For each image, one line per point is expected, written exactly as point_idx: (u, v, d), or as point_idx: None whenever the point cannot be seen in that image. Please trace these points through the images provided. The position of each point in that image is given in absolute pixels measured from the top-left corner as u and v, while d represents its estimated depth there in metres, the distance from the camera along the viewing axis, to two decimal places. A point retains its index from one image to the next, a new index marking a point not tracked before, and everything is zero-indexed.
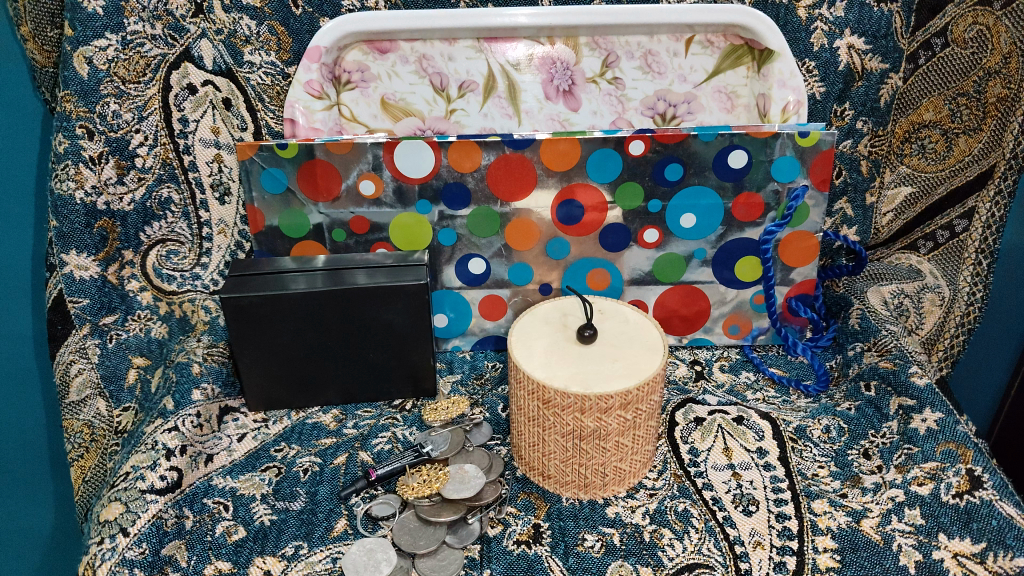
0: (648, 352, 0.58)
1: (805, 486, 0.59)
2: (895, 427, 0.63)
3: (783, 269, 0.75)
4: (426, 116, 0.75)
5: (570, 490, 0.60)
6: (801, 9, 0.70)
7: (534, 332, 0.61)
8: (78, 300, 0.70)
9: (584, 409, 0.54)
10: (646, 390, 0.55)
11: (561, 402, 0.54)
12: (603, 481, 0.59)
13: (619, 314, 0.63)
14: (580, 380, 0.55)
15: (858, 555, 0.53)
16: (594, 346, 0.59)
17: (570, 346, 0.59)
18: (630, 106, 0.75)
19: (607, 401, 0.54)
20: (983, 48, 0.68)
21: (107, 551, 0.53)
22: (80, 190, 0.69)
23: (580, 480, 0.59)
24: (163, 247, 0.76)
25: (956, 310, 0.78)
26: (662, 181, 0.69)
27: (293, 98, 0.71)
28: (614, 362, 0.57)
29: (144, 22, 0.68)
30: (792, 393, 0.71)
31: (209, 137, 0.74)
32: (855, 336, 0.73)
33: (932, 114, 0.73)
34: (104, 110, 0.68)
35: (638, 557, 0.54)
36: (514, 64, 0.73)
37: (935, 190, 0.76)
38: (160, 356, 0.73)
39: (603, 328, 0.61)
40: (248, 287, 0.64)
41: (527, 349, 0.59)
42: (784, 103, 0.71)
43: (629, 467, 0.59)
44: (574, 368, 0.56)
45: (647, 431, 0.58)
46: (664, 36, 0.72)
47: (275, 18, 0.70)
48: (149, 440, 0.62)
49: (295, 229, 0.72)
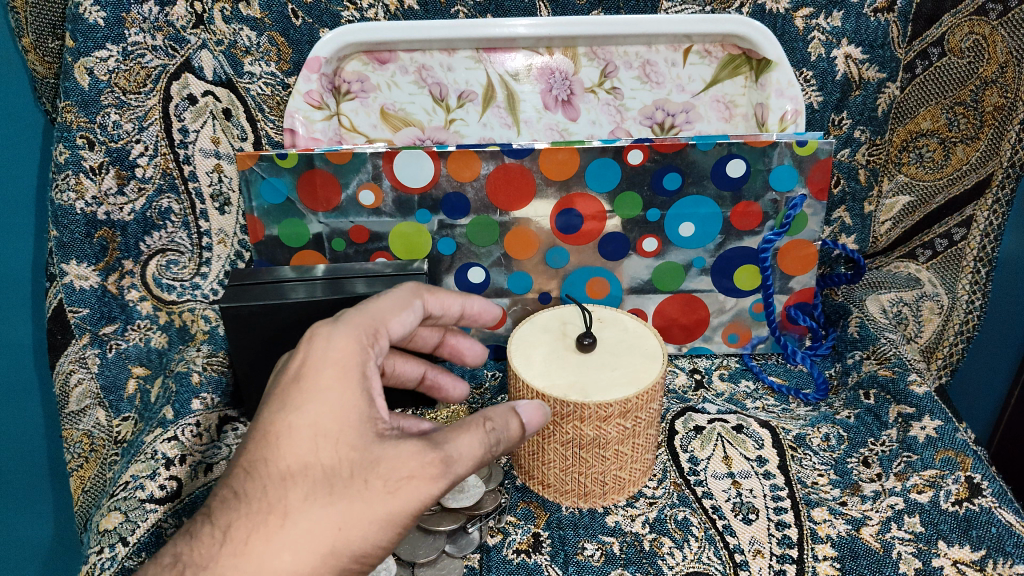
0: (648, 361, 0.58)
1: (804, 494, 0.59)
2: (894, 434, 0.63)
3: (783, 277, 0.75)
4: (426, 126, 0.75)
5: (570, 498, 0.60)
6: (798, 19, 0.70)
7: (533, 340, 0.61)
8: (78, 310, 0.71)
9: (584, 417, 0.54)
10: (646, 398, 0.55)
11: (561, 410, 0.54)
12: (602, 490, 0.59)
13: (617, 322, 0.63)
14: (579, 388, 0.55)
15: (858, 563, 0.53)
16: (593, 354, 0.59)
17: (569, 354, 0.59)
18: (628, 116, 0.75)
19: (606, 409, 0.54)
20: (980, 57, 0.69)
21: (107, 560, 0.54)
22: (80, 201, 0.70)
23: (580, 488, 0.59)
24: (163, 257, 0.76)
25: (955, 319, 0.78)
26: (661, 191, 0.69)
27: (293, 108, 0.71)
28: (614, 371, 0.57)
29: (145, 33, 0.68)
30: (792, 401, 0.71)
31: (209, 148, 0.74)
32: (854, 344, 0.73)
33: (929, 123, 0.73)
34: (104, 121, 0.69)
35: (638, 565, 0.54)
36: (513, 74, 0.73)
37: (932, 199, 0.76)
38: (159, 365, 0.74)
39: (603, 336, 0.61)
40: (247, 296, 0.64)
41: (526, 358, 0.59)
42: (782, 112, 0.71)
43: (629, 476, 0.59)
44: (573, 376, 0.56)
45: (646, 439, 0.59)
46: (662, 46, 0.72)
47: (275, 29, 0.70)
48: (148, 449, 0.63)
49: (295, 238, 0.72)
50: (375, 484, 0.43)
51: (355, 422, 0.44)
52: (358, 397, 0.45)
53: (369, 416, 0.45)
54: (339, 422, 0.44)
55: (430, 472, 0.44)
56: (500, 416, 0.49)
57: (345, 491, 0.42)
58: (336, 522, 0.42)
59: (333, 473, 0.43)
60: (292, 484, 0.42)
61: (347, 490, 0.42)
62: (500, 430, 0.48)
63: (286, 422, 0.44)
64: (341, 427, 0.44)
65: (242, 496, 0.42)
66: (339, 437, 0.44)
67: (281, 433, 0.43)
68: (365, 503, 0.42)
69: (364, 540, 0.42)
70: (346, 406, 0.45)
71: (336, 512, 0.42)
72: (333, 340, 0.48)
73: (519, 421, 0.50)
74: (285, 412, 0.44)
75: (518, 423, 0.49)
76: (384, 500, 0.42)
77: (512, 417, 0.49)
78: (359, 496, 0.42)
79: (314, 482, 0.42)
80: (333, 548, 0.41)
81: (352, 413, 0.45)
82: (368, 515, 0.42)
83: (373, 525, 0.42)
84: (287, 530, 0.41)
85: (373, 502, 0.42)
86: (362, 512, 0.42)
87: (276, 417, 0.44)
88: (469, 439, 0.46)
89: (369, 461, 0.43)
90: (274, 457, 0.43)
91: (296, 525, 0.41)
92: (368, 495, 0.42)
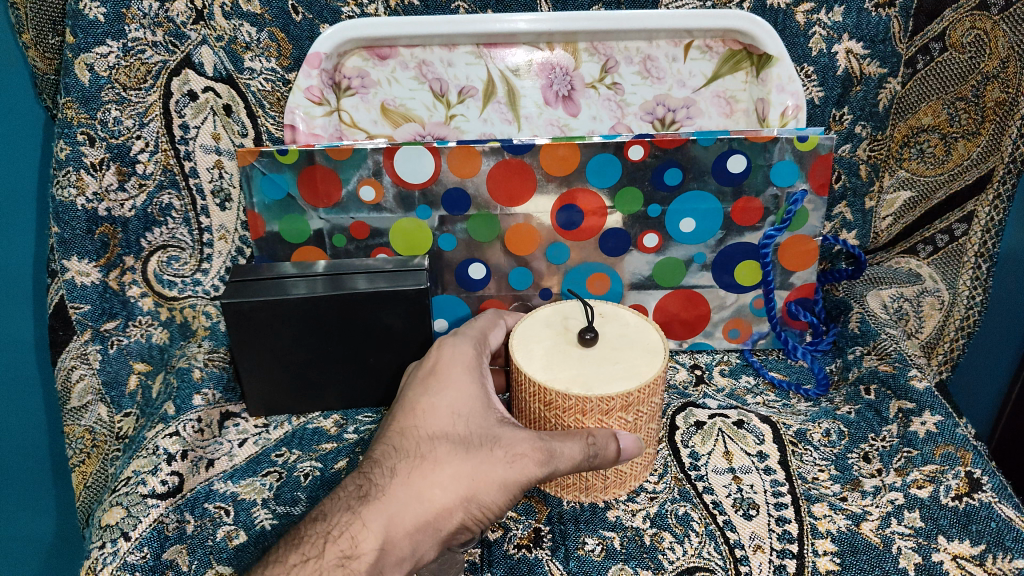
0: (649, 355, 0.58)
1: (805, 490, 0.59)
2: (894, 430, 0.63)
3: (783, 273, 0.75)
4: (426, 121, 0.75)
5: (570, 493, 0.60)
6: (799, 14, 0.70)
7: (536, 336, 0.61)
8: (79, 306, 0.71)
9: (586, 410, 0.54)
10: (647, 392, 0.55)
11: (562, 403, 0.54)
12: (603, 484, 0.59)
13: (619, 317, 0.63)
14: (582, 381, 0.55)
15: (858, 558, 0.53)
16: (595, 350, 0.59)
17: (572, 350, 0.59)
18: (628, 111, 0.75)
19: (608, 403, 0.54)
20: (981, 52, 0.69)
21: (108, 555, 0.54)
22: (81, 197, 0.70)
23: (580, 483, 0.59)
24: (164, 253, 0.76)
25: (956, 314, 0.79)
26: (662, 186, 0.69)
27: (293, 104, 0.71)
28: (615, 365, 0.57)
29: (145, 29, 0.68)
30: (792, 397, 0.71)
31: (209, 144, 0.74)
32: (855, 339, 0.73)
33: (930, 119, 0.73)
34: (105, 117, 0.69)
35: (638, 560, 0.54)
36: (514, 70, 0.73)
37: (934, 194, 0.76)
38: (160, 361, 0.74)
39: (605, 332, 0.61)
40: (248, 292, 0.64)
41: (527, 353, 0.59)
42: (783, 107, 0.71)
43: (630, 471, 0.59)
44: (575, 370, 0.56)
45: (648, 433, 0.59)
46: (663, 41, 0.72)
47: (275, 24, 0.70)
48: (149, 445, 0.63)
49: (295, 234, 0.72)
50: (498, 452, 0.52)
51: (480, 408, 0.56)
52: (479, 389, 0.57)
53: (490, 405, 0.57)
54: (468, 405, 0.56)
55: (537, 456, 0.52)
56: (602, 439, 0.53)
57: (476, 453, 0.52)
58: (471, 473, 0.52)
59: (467, 439, 0.53)
60: (436, 442, 0.53)
61: (479, 452, 0.52)
62: (599, 447, 0.52)
63: (429, 401, 0.56)
64: (470, 408, 0.56)
65: (399, 450, 0.53)
66: (469, 415, 0.55)
67: (426, 409, 0.56)
68: (491, 465, 0.52)
69: (490, 495, 0.51)
70: (472, 394, 0.57)
71: (469, 467, 0.52)
72: (458, 344, 0.61)
73: (616, 446, 0.53)
74: (426, 394, 0.57)
75: (615, 448, 0.53)
76: (503, 466, 0.52)
77: (612, 441, 0.53)
78: (485, 458, 0.52)
79: (451, 444, 0.53)
80: (467, 495, 0.51)
81: (476, 400, 0.57)
82: (493, 475, 0.51)
83: (497, 484, 0.51)
84: (436, 473, 0.52)
85: (495, 465, 0.52)
86: (488, 470, 0.52)
87: (419, 397, 0.57)
88: (572, 445, 0.52)
89: (493, 436, 0.53)
90: (421, 425, 0.55)
91: (442, 471, 0.52)
92: (493, 459, 0.52)
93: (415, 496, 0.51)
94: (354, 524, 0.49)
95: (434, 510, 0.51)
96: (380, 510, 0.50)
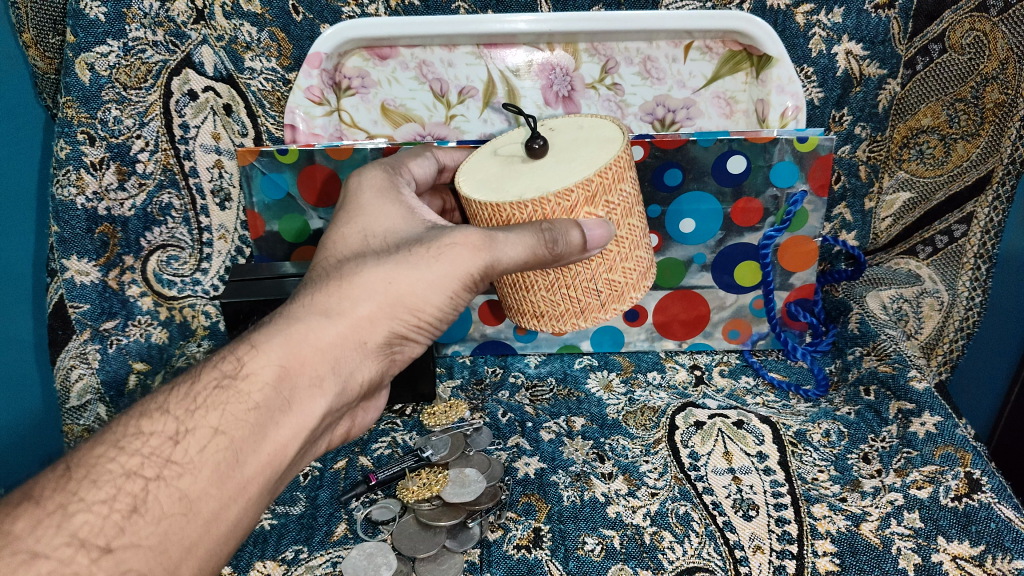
0: (607, 144, 0.52)
1: (805, 491, 0.59)
2: (895, 431, 0.63)
3: (784, 274, 0.75)
4: (426, 121, 0.76)
5: (569, 322, 0.55)
6: (799, 15, 0.70)
7: (482, 166, 0.55)
8: (78, 306, 0.71)
9: (549, 216, 0.48)
10: (611, 178, 0.49)
11: (521, 218, 0.49)
12: (599, 301, 0.54)
13: (572, 125, 0.57)
14: (536, 186, 0.49)
15: (858, 558, 0.53)
16: (548, 157, 0.52)
17: (522, 163, 0.53)
18: (629, 112, 0.75)
19: (569, 199, 0.48)
20: (980, 54, 0.69)
21: None
22: (81, 196, 0.70)
23: (575, 306, 0.54)
24: (164, 252, 0.75)
25: (955, 315, 0.79)
26: (662, 187, 0.69)
27: (293, 104, 0.71)
28: (571, 164, 0.51)
29: (145, 29, 0.68)
30: (792, 397, 0.71)
31: (209, 143, 0.74)
32: (854, 340, 0.73)
33: (930, 119, 0.73)
34: (105, 116, 0.69)
35: (638, 560, 0.54)
36: (514, 70, 0.73)
37: (933, 195, 0.76)
38: (160, 360, 0.74)
39: (556, 140, 0.55)
40: (247, 292, 0.65)
41: (474, 183, 0.52)
42: (783, 108, 0.71)
43: (624, 280, 0.54)
44: (528, 181, 0.50)
45: (630, 234, 0.53)
46: (663, 42, 0.72)
47: (275, 24, 0.70)
48: None
49: (295, 233, 0.72)
50: (422, 252, 0.47)
51: (400, 222, 0.51)
52: (396, 206, 0.52)
53: (411, 219, 0.51)
54: (384, 225, 0.50)
55: (473, 243, 0.46)
56: (562, 225, 0.46)
57: (393, 257, 0.47)
58: (387, 277, 0.46)
59: (382, 250, 0.48)
60: (348, 261, 0.48)
61: (395, 256, 0.47)
62: (557, 231, 0.46)
63: (339, 232, 0.51)
64: (388, 226, 0.50)
65: (309, 279, 0.48)
66: (386, 233, 0.50)
67: (336, 240, 0.50)
68: (413, 265, 0.46)
69: (417, 295, 0.47)
70: (388, 213, 0.51)
71: (387, 271, 0.46)
72: (364, 175, 0.55)
73: (581, 233, 0.47)
74: (337, 227, 0.51)
75: (580, 235, 0.47)
76: (428, 264, 0.47)
77: (573, 228, 0.46)
78: (406, 260, 0.47)
79: (365, 257, 0.47)
80: (391, 301, 0.46)
81: (394, 216, 0.51)
82: (418, 277, 0.46)
83: (423, 283, 0.47)
84: (350, 283, 0.46)
85: (421, 265, 0.47)
86: (410, 270, 0.46)
87: (331, 232, 0.51)
88: (523, 241, 0.46)
89: (415, 241, 0.48)
90: (333, 253, 0.49)
91: (356, 283, 0.46)
92: (415, 260, 0.47)
93: (321, 312, 0.45)
94: (243, 347, 0.43)
95: (350, 324, 0.45)
96: (276, 332, 0.43)
